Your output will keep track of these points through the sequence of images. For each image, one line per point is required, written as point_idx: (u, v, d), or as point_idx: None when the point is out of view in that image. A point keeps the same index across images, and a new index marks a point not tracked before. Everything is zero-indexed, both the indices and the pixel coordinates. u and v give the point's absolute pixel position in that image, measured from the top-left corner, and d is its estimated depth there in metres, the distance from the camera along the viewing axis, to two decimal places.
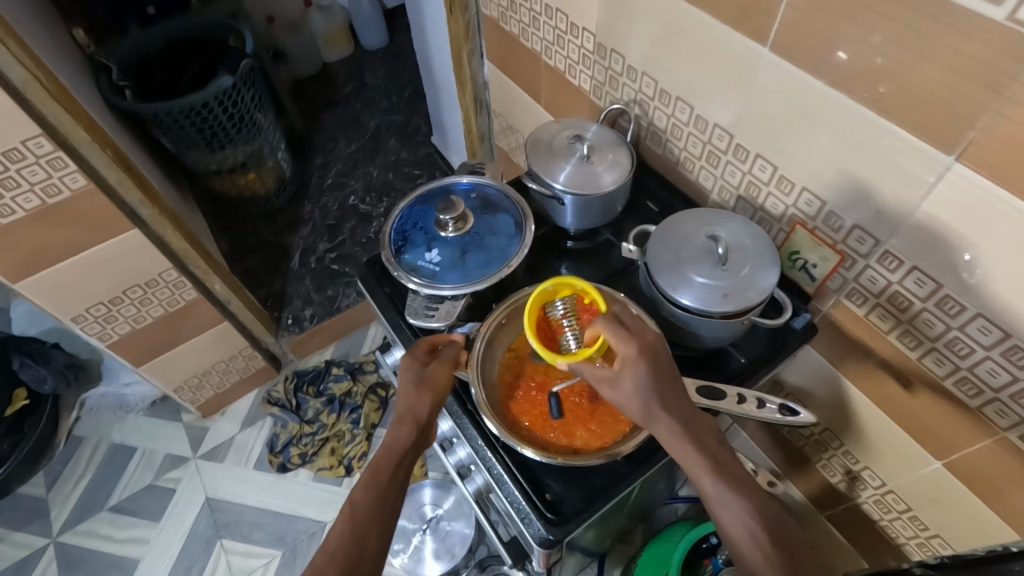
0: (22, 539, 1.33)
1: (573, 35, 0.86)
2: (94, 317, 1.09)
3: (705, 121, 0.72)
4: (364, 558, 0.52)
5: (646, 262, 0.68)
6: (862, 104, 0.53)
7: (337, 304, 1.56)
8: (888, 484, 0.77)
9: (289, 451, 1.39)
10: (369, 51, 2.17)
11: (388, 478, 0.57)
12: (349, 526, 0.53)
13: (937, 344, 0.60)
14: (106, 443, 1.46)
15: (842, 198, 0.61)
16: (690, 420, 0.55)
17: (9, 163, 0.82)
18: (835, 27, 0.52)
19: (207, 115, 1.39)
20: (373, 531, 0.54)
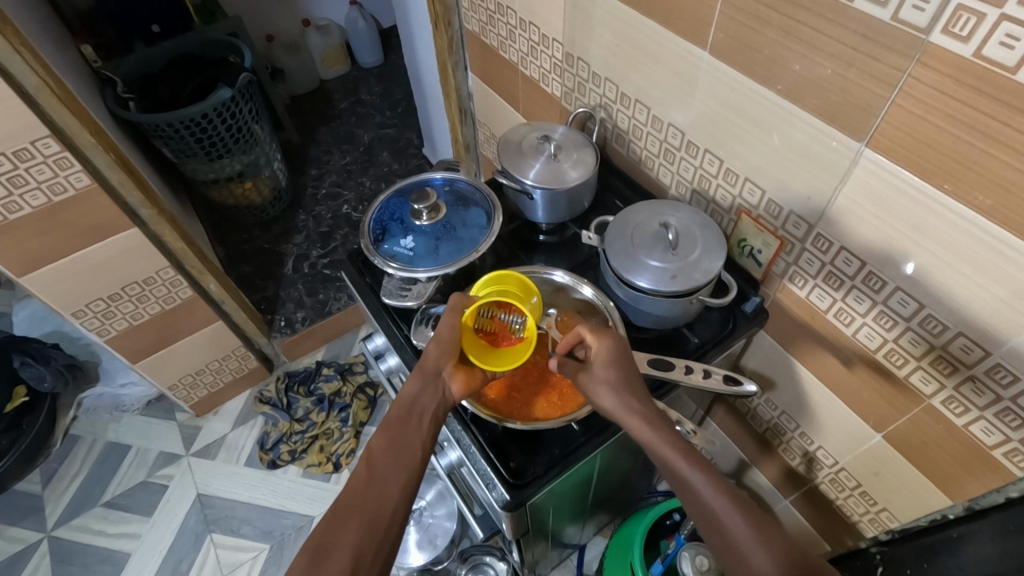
0: (17, 534, 1.36)
1: (544, 46, 0.93)
2: (93, 312, 1.14)
3: (661, 121, 0.79)
4: (381, 514, 0.53)
5: (604, 248, 0.74)
6: (787, 99, 0.60)
7: (328, 308, 1.62)
8: (840, 462, 0.82)
9: (279, 449, 1.43)
10: (365, 69, 2.26)
11: (412, 438, 0.59)
12: (371, 483, 0.55)
13: (867, 319, 0.65)
14: (102, 441, 1.50)
15: (778, 186, 0.67)
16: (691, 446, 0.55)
17: (19, 162, 0.88)
18: (759, 31, 0.58)
19: (206, 126, 1.46)
20: (395, 481, 0.56)
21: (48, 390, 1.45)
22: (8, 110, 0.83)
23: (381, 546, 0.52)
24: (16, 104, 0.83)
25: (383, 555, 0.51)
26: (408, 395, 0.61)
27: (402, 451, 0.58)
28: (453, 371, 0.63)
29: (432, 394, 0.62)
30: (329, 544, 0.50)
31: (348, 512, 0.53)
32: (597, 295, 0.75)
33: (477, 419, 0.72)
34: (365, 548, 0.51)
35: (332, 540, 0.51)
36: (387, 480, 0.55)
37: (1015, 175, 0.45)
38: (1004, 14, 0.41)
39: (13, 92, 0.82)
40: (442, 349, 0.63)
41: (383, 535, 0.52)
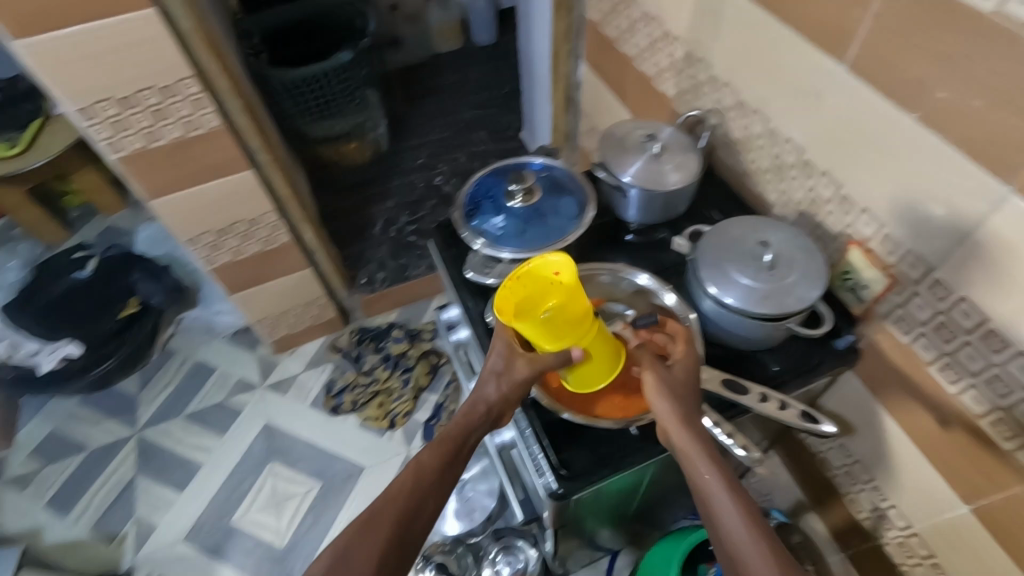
0: (112, 427, 1.53)
1: (665, 43, 0.90)
2: (204, 242, 1.25)
3: (778, 135, 0.75)
4: (412, 527, 0.55)
5: (695, 257, 0.71)
6: (928, 128, 0.55)
7: (408, 273, 1.67)
8: (914, 526, 0.76)
9: (342, 396, 1.52)
10: (478, 47, 2.29)
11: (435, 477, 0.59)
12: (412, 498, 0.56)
13: (977, 379, 0.59)
14: (192, 360, 1.65)
15: (900, 221, 0.62)
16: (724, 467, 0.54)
17: (165, 97, 0.97)
18: (910, 51, 0.54)
19: (324, 84, 1.57)
20: (432, 500, 0.58)
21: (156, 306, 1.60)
22: (163, 49, 0.92)
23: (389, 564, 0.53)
24: (171, 46, 0.92)
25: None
26: (467, 428, 0.62)
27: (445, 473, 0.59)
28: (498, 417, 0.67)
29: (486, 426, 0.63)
30: (358, 542, 0.52)
31: (374, 523, 0.54)
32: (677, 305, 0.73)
33: (535, 403, 0.72)
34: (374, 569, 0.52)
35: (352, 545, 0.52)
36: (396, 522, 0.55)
37: None
38: None
39: (169, 33, 0.91)
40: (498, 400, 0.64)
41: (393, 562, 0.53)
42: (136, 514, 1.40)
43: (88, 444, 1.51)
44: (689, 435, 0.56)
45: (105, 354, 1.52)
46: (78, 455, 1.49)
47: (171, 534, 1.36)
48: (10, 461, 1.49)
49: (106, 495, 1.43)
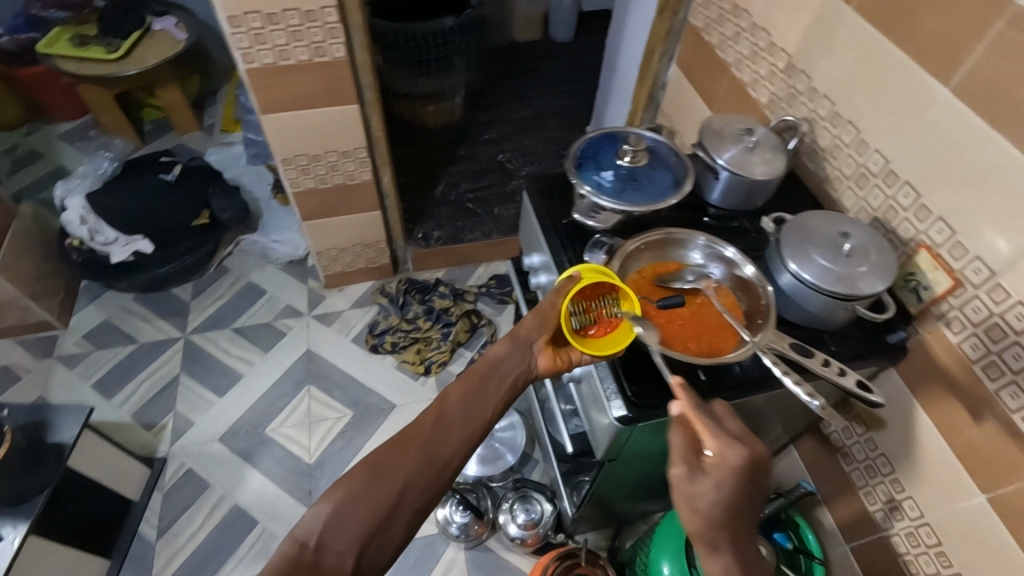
0: (162, 327, 1.60)
1: (769, 53, 1.01)
2: (296, 165, 1.32)
3: (868, 146, 0.83)
4: (437, 458, 0.67)
5: (799, 222, 0.81)
6: (1005, 139, 0.64)
7: (462, 235, 1.74)
8: (926, 517, 0.84)
9: (384, 337, 1.59)
10: (555, 42, 2.36)
11: (498, 392, 0.77)
12: (436, 428, 0.70)
13: (1020, 338, 0.66)
14: (245, 279, 1.72)
15: (974, 232, 0.70)
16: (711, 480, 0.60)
17: (306, 21, 1.06)
18: (1012, 92, 0.63)
19: (424, 47, 1.63)
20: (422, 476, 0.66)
21: (224, 223, 1.66)
22: None
23: (439, 473, 0.67)
24: None
25: (427, 489, 0.66)
26: (495, 358, 0.78)
27: (473, 408, 0.73)
28: (543, 347, 0.80)
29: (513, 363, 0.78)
30: (390, 467, 0.65)
31: (406, 445, 0.67)
32: (756, 279, 0.79)
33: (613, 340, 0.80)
34: (428, 471, 0.67)
35: (395, 462, 0.66)
36: (458, 427, 0.71)
37: None
38: None
39: None
40: (540, 325, 0.80)
41: (440, 467, 0.67)
42: (177, 407, 1.46)
43: (138, 338, 1.58)
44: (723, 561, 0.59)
45: (172, 255, 1.58)
46: (129, 346, 1.56)
47: (207, 432, 1.43)
48: (62, 341, 1.56)
49: (150, 387, 1.49)
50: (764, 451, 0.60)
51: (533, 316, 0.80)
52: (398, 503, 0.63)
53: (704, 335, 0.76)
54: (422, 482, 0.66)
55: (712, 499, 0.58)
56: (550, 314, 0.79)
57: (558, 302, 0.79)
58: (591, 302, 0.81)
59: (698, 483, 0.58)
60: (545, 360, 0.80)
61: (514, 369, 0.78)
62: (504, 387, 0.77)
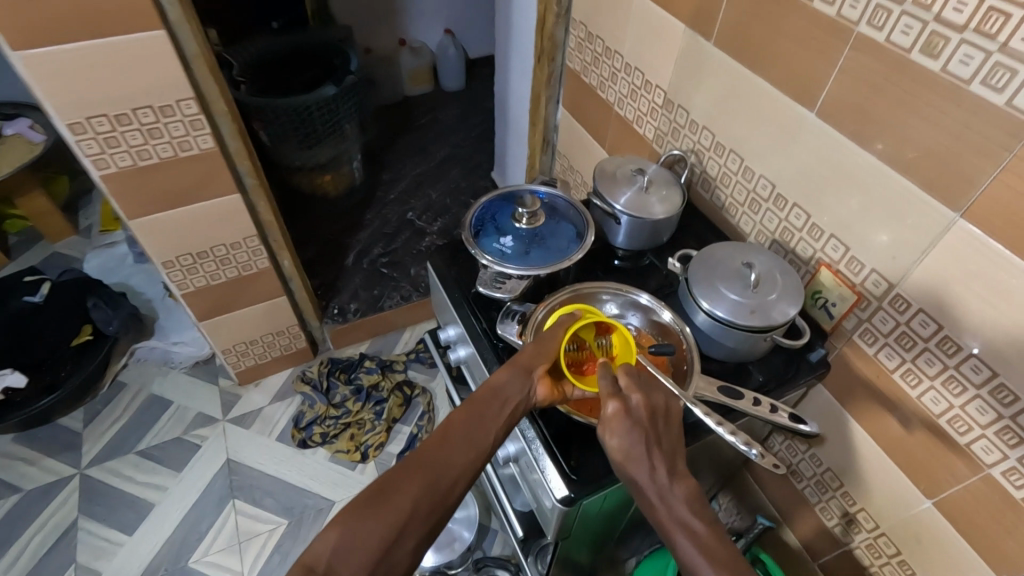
0: (51, 466, 1.40)
1: (646, 90, 1.02)
2: (180, 265, 1.21)
3: (753, 172, 0.85)
4: (444, 478, 0.59)
5: (705, 253, 0.80)
6: (875, 156, 0.66)
7: (381, 303, 1.66)
8: (881, 526, 0.83)
9: (311, 429, 1.47)
10: (448, 92, 2.37)
11: (500, 414, 0.65)
12: (442, 447, 0.61)
13: (929, 344, 0.67)
14: (146, 392, 1.55)
15: (865, 247, 0.71)
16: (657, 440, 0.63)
17: (161, 117, 0.98)
18: (869, 112, 0.65)
19: (308, 118, 1.56)
20: (428, 499, 0.58)
21: (111, 334, 1.49)
22: (170, 71, 0.93)
23: (445, 494, 0.59)
24: (174, 65, 0.93)
25: (435, 513, 0.58)
26: (499, 382, 0.66)
27: (477, 430, 0.63)
28: (542, 376, 0.69)
29: (519, 388, 0.67)
30: (395, 488, 0.57)
31: (414, 467, 0.59)
32: (675, 324, 0.78)
33: (542, 414, 0.75)
34: (433, 492, 0.58)
35: (398, 484, 0.58)
36: (461, 446, 0.62)
37: None
38: None
39: (174, 60, 0.92)
40: (539, 353, 0.70)
41: (445, 489, 0.59)
42: (78, 559, 1.27)
43: (23, 485, 1.37)
44: (648, 493, 0.60)
45: (53, 385, 1.41)
46: (12, 497, 1.35)
47: None
48: None
49: (43, 541, 1.29)
50: (659, 396, 0.65)
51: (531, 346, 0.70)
52: (403, 528, 0.55)
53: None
54: (430, 505, 0.58)
55: (620, 441, 0.62)
56: (553, 347, 0.70)
57: (559, 334, 0.71)
58: (583, 337, 0.76)
59: (609, 429, 0.63)
60: (544, 392, 0.69)
61: (518, 395, 0.66)
62: (507, 414, 0.65)
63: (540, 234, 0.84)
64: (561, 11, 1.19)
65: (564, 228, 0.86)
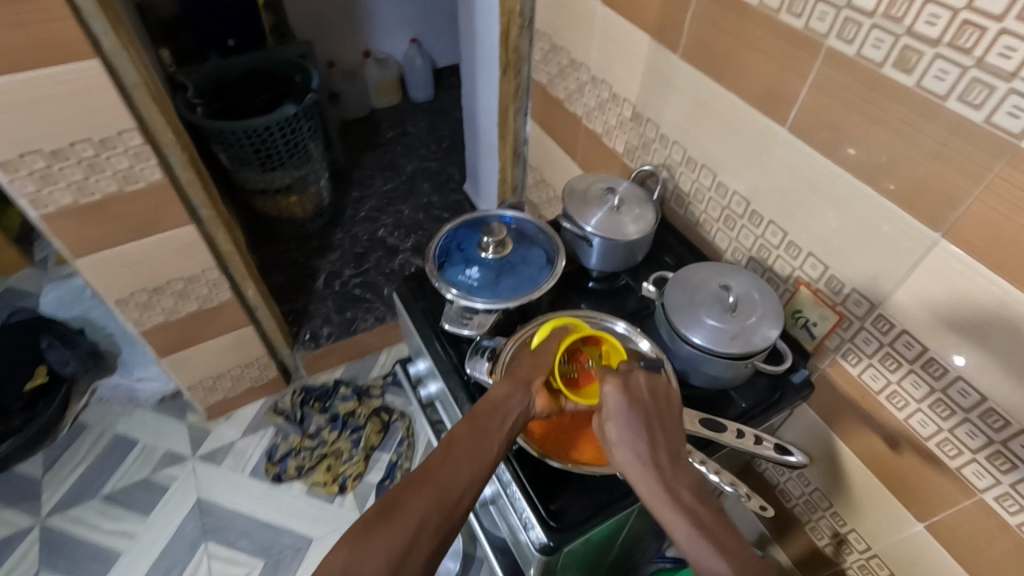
0: (8, 519, 1.32)
1: (614, 104, 0.99)
2: (135, 303, 1.15)
3: (726, 188, 0.82)
4: (451, 492, 0.54)
5: (683, 273, 0.78)
6: (851, 174, 0.63)
7: (354, 326, 1.60)
8: (873, 548, 0.80)
9: (286, 463, 1.41)
10: (416, 103, 2.32)
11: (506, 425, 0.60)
12: (447, 460, 0.56)
13: (915, 366, 0.64)
14: (110, 433, 1.47)
15: (845, 266, 0.68)
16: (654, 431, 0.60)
17: (102, 151, 0.92)
18: (843, 128, 0.62)
19: (268, 138, 1.49)
20: (437, 514, 0.52)
21: (69, 375, 1.43)
22: (107, 102, 0.87)
23: (453, 510, 0.53)
24: (112, 96, 0.87)
25: (446, 527, 0.52)
26: (500, 396, 0.62)
27: (481, 441, 0.58)
28: (540, 388, 0.64)
29: (520, 401, 0.62)
30: (401, 506, 0.52)
31: (420, 483, 0.53)
32: (655, 352, 0.75)
33: (518, 455, 0.71)
34: (440, 509, 0.53)
35: (403, 500, 0.52)
36: (466, 459, 0.56)
37: None
38: (1010, 88, 0.47)
39: (110, 90, 0.86)
40: (534, 366, 0.66)
41: (453, 503, 0.53)
42: None
43: None
44: (647, 480, 0.57)
45: (6, 432, 1.33)
46: None
47: None
48: None
49: None
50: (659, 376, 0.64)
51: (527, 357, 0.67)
52: (410, 549, 0.50)
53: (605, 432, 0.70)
54: (440, 521, 0.52)
55: (624, 422, 0.60)
56: (549, 358, 0.67)
57: (552, 347, 0.68)
58: (581, 349, 0.72)
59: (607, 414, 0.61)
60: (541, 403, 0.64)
61: (517, 408, 0.62)
62: (509, 427, 0.60)
63: (510, 263, 0.80)
64: (523, 22, 1.15)
65: (535, 254, 0.82)
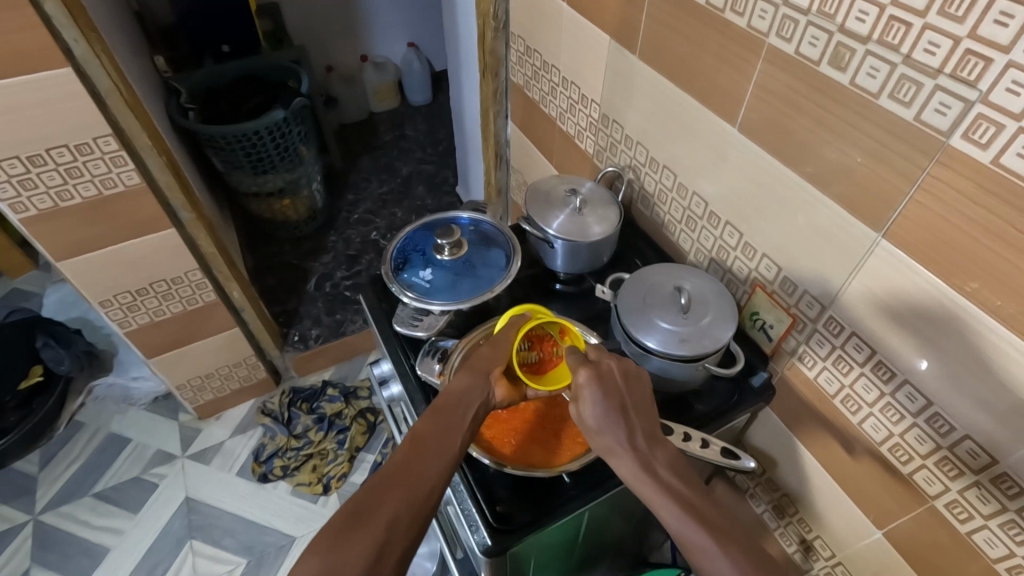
0: (4, 514, 1.36)
1: (583, 105, 0.98)
2: (120, 304, 1.17)
3: (686, 189, 0.81)
4: (420, 486, 0.50)
5: (642, 273, 0.77)
6: (796, 174, 0.62)
7: (343, 328, 1.62)
8: (837, 555, 0.79)
9: (272, 462, 1.43)
10: (414, 107, 2.34)
11: (469, 416, 0.58)
12: (414, 457, 0.52)
13: (865, 369, 0.63)
14: (104, 431, 1.51)
15: (797, 267, 0.67)
16: (630, 411, 0.57)
17: (79, 156, 0.94)
18: (787, 126, 0.61)
19: (258, 142, 1.51)
20: (406, 515, 0.48)
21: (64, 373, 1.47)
22: (81, 108, 0.89)
23: (425, 505, 0.50)
24: (87, 103, 0.89)
25: (416, 525, 0.49)
26: (460, 388, 0.59)
27: (445, 435, 0.55)
28: (499, 378, 0.61)
29: (481, 391, 0.60)
30: (367, 507, 0.48)
31: (385, 483, 0.50)
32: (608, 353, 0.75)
33: (468, 458, 0.72)
34: (411, 507, 0.49)
35: (370, 503, 0.48)
36: (435, 452, 0.53)
37: (1016, 277, 0.46)
38: (935, 84, 0.46)
39: (84, 97, 0.88)
40: (491, 357, 0.63)
41: (423, 498, 0.50)
42: None
43: None
44: (628, 465, 0.54)
45: (2, 429, 1.37)
46: None
47: None
48: None
49: None
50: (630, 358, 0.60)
51: (484, 347, 0.64)
52: (383, 552, 0.46)
53: (552, 437, 0.72)
54: (408, 520, 0.48)
55: (598, 409, 0.56)
56: (506, 349, 0.65)
57: (510, 336, 0.66)
58: (536, 336, 0.70)
59: (580, 401, 0.58)
60: (503, 392, 0.61)
61: (478, 401, 0.59)
62: (472, 420, 0.57)
63: (469, 262, 0.80)
64: (498, 25, 1.15)
65: (496, 253, 0.82)
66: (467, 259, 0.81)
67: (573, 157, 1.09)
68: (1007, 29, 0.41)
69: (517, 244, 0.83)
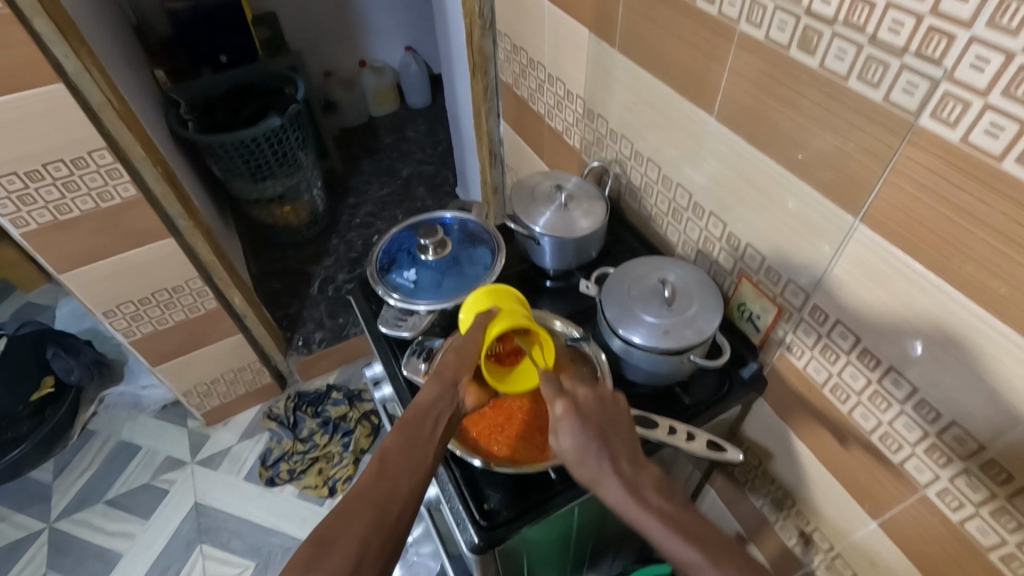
0: (20, 522, 1.40)
1: (569, 100, 0.98)
2: (123, 313, 1.20)
3: (671, 181, 0.80)
4: (388, 507, 0.51)
5: (625, 267, 0.77)
6: (774, 161, 0.62)
7: (346, 331, 1.63)
8: (836, 547, 0.77)
9: (278, 466, 1.44)
10: (414, 109, 2.35)
11: (438, 428, 0.58)
12: (381, 480, 0.52)
13: (851, 357, 0.62)
14: (115, 439, 1.54)
15: (781, 255, 0.66)
16: (611, 439, 0.56)
17: (75, 169, 0.96)
18: (762, 114, 0.60)
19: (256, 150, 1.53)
20: (375, 540, 0.49)
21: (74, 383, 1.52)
22: (74, 122, 0.91)
23: (394, 528, 0.50)
24: (80, 117, 0.91)
25: (386, 549, 0.49)
26: (428, 401, 0.59)
27: (413, 452, 0.55)
28: (469, 385, 0.62)
29: (449, 401, 0.60)
30: (335, 536, 0.48)
31: (352, 510, 0.50)
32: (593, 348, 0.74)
33: (455, 456, 0.72)
34: (378, 535, 0.49)
35: (338, 532, 0.48)
36: (404, 471, 0.53)
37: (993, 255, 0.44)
38: (901, 64, 0.46)
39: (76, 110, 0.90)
40: (460, 362, 0.63)
41: (394, 521, 0.50)
42: None
43: None
44: (614, 490, 0.53)
45: (15, 439, 1.40)
46: None
47: None
48: None
49: None
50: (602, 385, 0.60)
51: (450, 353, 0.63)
52: None
53: (533, 431, 0.71)
54: (377, 547, 0.48)
55: (576, 440, 0.56)
56: (475, 352, 0.64)
57: (479, 338, 0.65)
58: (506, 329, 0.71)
59: (558, 434, 0.57)
60: (473, 399, 0.61)
61: (449, 411, 0.59)
62: (442, 433, 0.58)
63: (451, 262, 0.80)
64: (485, 24, 1.15)
65: (479, 253, 0.82)
66: (451, 259, 0.81)
67: (562, 153, 1.09)
68: (968, 4, 0.40)
69: (502, 241, 0.84)
